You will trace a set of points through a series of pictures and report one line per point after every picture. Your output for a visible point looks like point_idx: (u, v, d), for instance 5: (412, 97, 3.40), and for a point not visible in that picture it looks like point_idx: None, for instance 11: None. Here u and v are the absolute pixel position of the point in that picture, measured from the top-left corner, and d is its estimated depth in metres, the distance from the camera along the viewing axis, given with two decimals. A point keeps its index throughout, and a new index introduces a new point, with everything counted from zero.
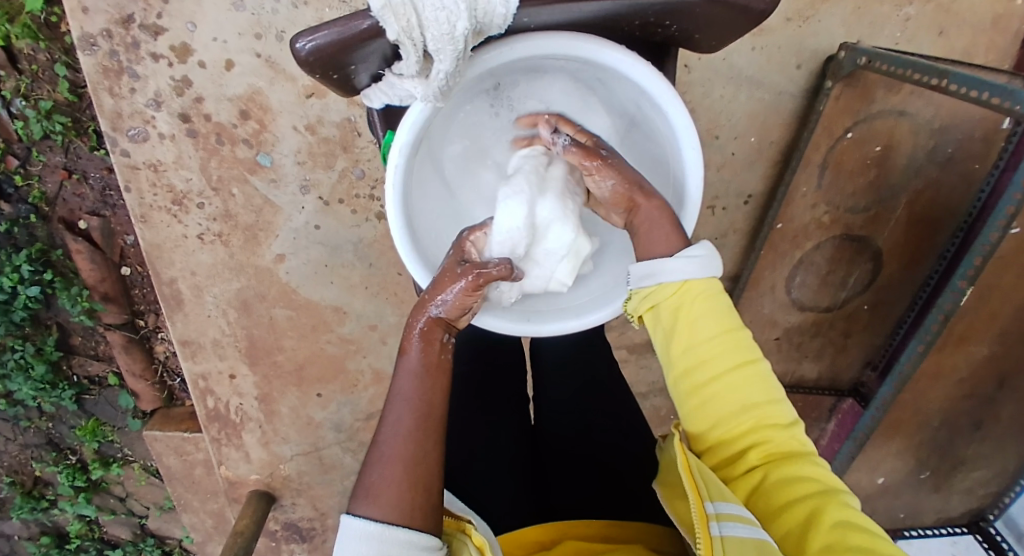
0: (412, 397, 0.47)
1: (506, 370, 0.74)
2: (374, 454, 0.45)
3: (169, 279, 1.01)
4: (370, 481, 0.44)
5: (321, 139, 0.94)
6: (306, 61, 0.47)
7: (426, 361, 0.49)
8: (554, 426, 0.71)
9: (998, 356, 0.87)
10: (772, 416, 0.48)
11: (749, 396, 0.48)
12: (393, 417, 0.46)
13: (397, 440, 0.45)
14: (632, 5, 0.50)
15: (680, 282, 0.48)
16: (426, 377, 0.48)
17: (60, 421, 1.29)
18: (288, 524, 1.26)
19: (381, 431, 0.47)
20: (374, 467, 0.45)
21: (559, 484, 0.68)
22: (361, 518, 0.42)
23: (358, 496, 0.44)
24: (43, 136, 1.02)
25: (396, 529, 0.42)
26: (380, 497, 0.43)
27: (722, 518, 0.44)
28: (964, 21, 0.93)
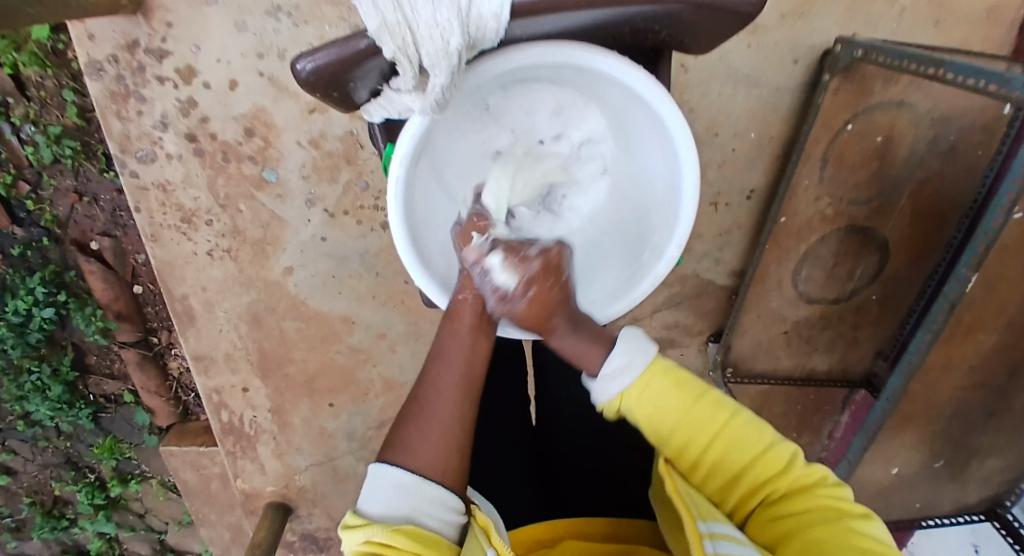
0: (459, 360, 0.50)
1: (516, 384, 0.77)
2: (414, 409, 0.47)
3: (181, 296, 1.03)
4: (405, 437, 0.46)
5: (325, 153, 0.96)
6: (307, 80, 0.49)
7: (472, 327, 0.51)
8: (562, 431, 0.72)
9: (1008, 345, 0.87)
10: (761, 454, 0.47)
11: (733, 443, 0.48)
12: (433, 377, 0.49)
13: (440, 399, 0.47)
14: (622, 14, 0.50)
15: (620, 390, 0.48)
16: (469, 337, 0.51)
17: (78, 441, 1.31)
18: (305, 534, 1.27)
19: (421, 388, 0.49)
20: (416, 420, 0.46)
21: (571, 491, 0.68)
22: (397, 466, 0.44)
23: (393, 447, 0.46)
24: (53, 160, 1.05)
25: (429, 484, 0.43)
26: (419, 451, 0.45)
27: (715, 537, 0.43)
28: (959, 12, 0.93)
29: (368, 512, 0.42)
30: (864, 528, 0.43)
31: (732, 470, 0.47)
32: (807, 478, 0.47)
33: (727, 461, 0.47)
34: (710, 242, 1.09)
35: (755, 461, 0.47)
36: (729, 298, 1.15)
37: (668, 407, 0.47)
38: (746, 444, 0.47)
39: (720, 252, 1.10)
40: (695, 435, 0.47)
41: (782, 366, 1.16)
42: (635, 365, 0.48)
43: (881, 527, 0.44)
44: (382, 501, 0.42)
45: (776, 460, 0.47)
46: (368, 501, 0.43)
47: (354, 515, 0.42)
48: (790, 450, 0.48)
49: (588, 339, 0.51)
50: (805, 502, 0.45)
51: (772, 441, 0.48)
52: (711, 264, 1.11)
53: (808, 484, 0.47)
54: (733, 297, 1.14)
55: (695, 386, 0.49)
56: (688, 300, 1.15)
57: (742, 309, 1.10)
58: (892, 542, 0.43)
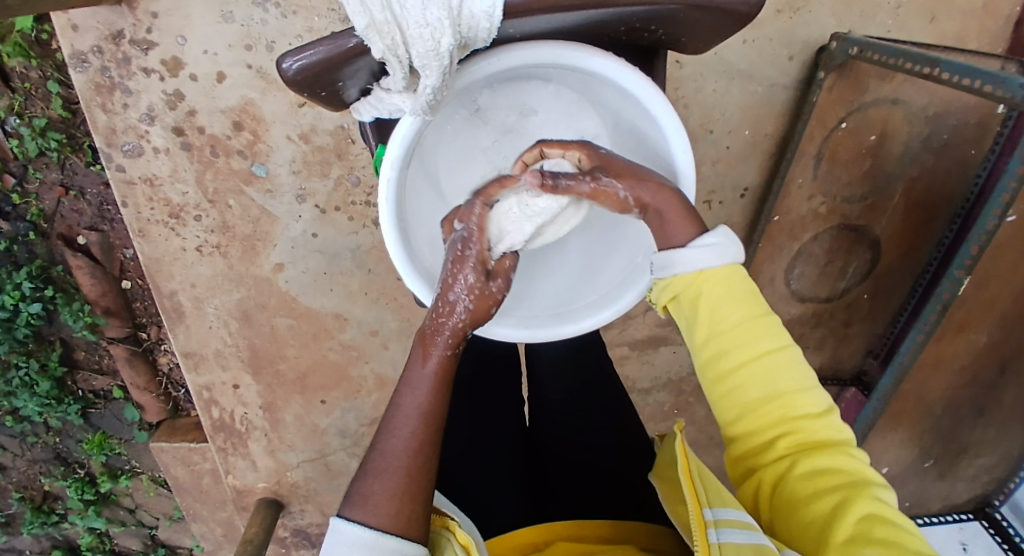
0: (416, 410, 0.47)
1: (504, 375, 0.75)
2: (372, 463, 0.45)
3: (169, 292, 1.02)
4: (363, 494, 0.44)
5: (315, 148, 0.95)
6: (293, 80, 0.48)
7: (436, 367, 0.49)
8: (552, 426, 0.71)
9: (998, 343, 0.88)
10: (801, 398, 0.47)
11: (775, 382, 0.46)
12: (391, 428, 0.46)
13: (400, 450, 0.45)
14: (617, 14, 0.50)
15: (700, 268, 0.47)
16: (430, 384, 0.48)
17: (67, 436, 1.30)
18: (298, 530, 1.27)
19: (380, 440, 0.47)
20: (376, 477, 0.44)
21: (562, 488, 0.68)
22: (354, 523, 0.42)
23: (353, 502, 0.44)
24: (39, 153, 1.03)
25: (389, 538, 0.41)
26: (380, 507, 0.43)
27: (720, 524, 0.44)
28: (954, 8, 0.93)
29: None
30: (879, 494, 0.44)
31: (761, 395, 0.47)
32: (835, 432, 0.47)
33: (760, 387, 0.47)
34: None
35: (792, 401, 0.47)
36: None
37: (734, 309, 0.47)
38: (789, 380, 0.47)
39: None
40: (742, 348, 0.47)
41: None
42: (726, 252, 0.47)
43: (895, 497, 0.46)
44: None
45: (810, 398, 0.47)
46: None
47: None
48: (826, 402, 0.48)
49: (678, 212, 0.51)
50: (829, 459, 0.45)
51: (812, 386, 0.47)
52: None
53: (834, 439, 0.47)
54: None
55: (760, 305, 0.47)
56: None
57: None
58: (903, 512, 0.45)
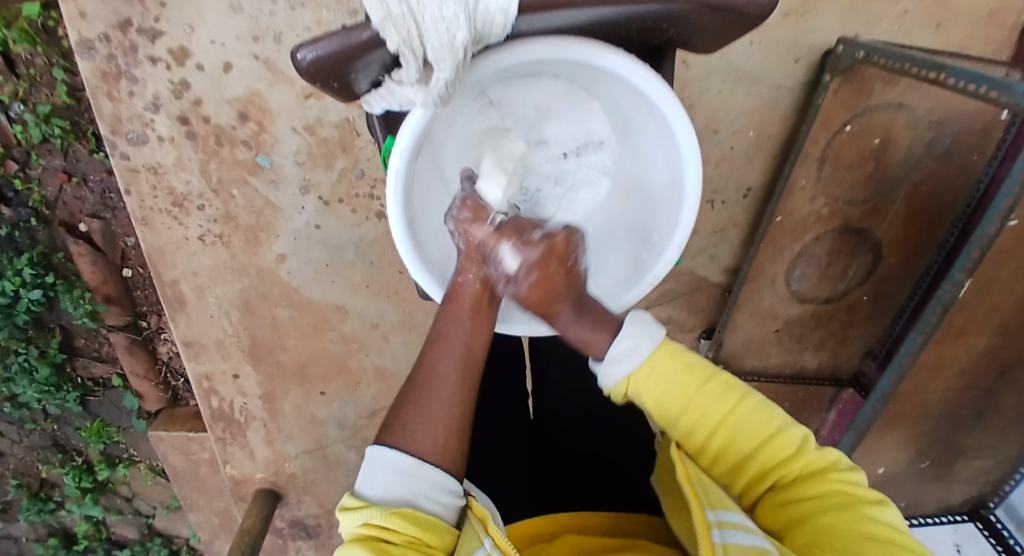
0: (459, 340, 0.49)
1: (510, 369, 0.76)
2: (413, 390, 0.47)
3: (171, 281, 1.02)
4: (405, 421, 0.45)
5: (320, 140, 0.95)
6: (308, 71, 0.48)
7: (474, 304, 0.50)
8: (556, 417, 0.73)
9: (998, 348, 0.88)
10: (772, 440, 0.48)
11: (747, 432, 0.47)
12: (433, 360, 0.48)
13: (438, 379, 0.47)
14: (631, 12, 0.50)
15: (626, 375, 0.47)
16: (469, 319, 0.50)
17: (66, 423, 1.30)
18: (295, 521, 1.27)
19: (420, 367, 0.48)
20: (412, 404, 0.46)
21: (564, 475, 0.69)
22: (393, 448, 0.44)
23: (391, 427, 0.46)
24: (42, 139, 1.03)
25: (428, 466, 0.43)
26: (418, 430, 0.45)
27: (723, 526, 0.44)
28: (961, 14, 0.93)
29: (370, 494, 0.43)
30: (873, 513, 0.44)
31: (738, 449, 0.48)
32: (816, 462, 0.47)
33: (735, 439, 0.48)
34: (705, 239, 1.09)
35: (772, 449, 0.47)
36: (722, 295, 1.15)
37: (676, 389, 0.47)
38: (764, 426, 0.48)
39: (715, 249, 1.10)
40: (706, 414, 0.47)
41: (773, 363, 1.16)
42: (643, 347, 0.47)
43: (894, 511, 0.45)
44: (380, 484, 0.43)
45: (786, 443, 0.48)
46: (367, 483, 0.43)
47: (353, 497, 0.43)
48: (802, 434, 0.48)
49: (592, 324, 0.48)
50: (819, 486, 0.46)
51: (784, 423, 0.48)
52: (706, 261, 1.11)
53: (819, 469, 0.47)
54: (727, 294, 1.15)
55: (704, 368, 0.48)
56: (681, 296, 1.15)
57: (735, 307, 1.11)
58: (905, 528, 0.44)
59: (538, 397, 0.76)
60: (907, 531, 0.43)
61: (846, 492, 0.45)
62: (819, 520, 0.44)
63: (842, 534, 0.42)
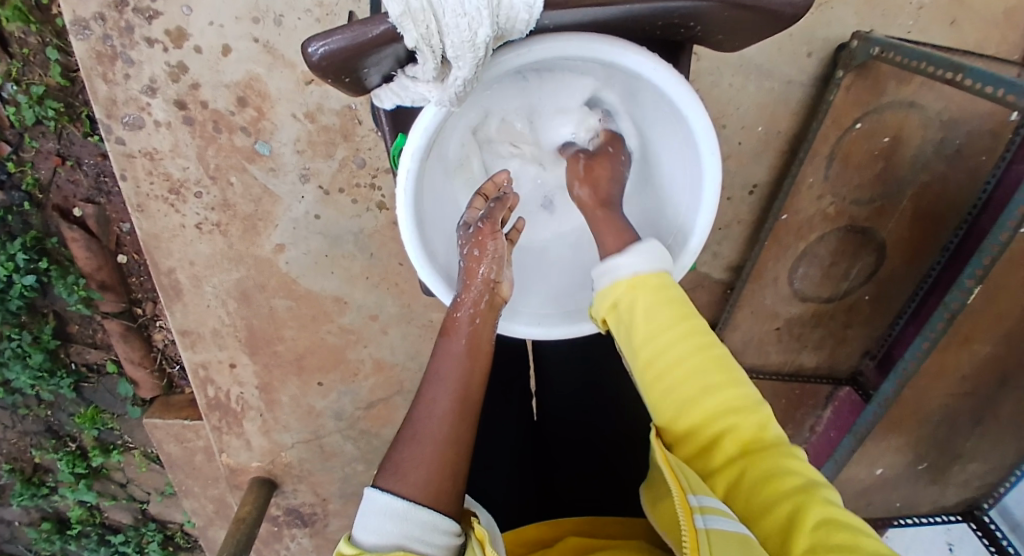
0: (453, 376, 0.46)
1: (514, 367, 0.76)
2: (406, 433, 0.43)
3: (167, 269, 1.00)
4: (397, 461, 0.42)
5: (321, 128, 0.92)
6: (317, 65, 0.45)
7: (469, 343, 0.48)
8: (559, 414, 0.72)
9: (1003, 354, 0.88)
10: (731, 391, 0.44)
11: (710, 371, 0.44)
12: (427, 397, 0.45)
13: (433, 419, 0.44)
14: (658, 8, 0.48)
15: (636, 279, 0.47)
16: (465, 355, 0.47)
17: (59, 409, 1.29)
18: (290, 509, 1.27)
19: (415, 409, 0.45)
20: (406, 444, 0.42)
21: (565, 471, 0.69)
22: (387, 493, 0.39)
23: (384, 471, 0.41)
24: (35, 122, 1.00)
25: (422, 510, 0.39)
26: (412, 476, 0.41)
27: (706, 511, 0.39)
28: (979, 10, 0.91)
29: (363, 540, 0.38)
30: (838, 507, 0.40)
31: (695, 385, 0.44)
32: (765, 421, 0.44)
33: (693, 379, 0.44)
34: (709, 236, 1.08)
35: (746, 432, 0.43)
36: (724, 293, 1.14)
37: (665, 310, 0.45)
38: (724, 374, 0.44)
39: (719, 246, 1.09)
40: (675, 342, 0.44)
41: (772, 361, 1.16)
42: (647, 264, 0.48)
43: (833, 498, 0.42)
44: (373, 530, 0.38)
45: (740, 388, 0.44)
46: (361, 529, 0.39)
47: (348, 544, 0.38)
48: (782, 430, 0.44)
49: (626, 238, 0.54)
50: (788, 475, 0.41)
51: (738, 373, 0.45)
52: (709, 257, 1.10)
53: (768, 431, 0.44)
54: (728, 291, 1.14)
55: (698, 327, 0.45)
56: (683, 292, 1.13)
57: (736, 304, 1.10)
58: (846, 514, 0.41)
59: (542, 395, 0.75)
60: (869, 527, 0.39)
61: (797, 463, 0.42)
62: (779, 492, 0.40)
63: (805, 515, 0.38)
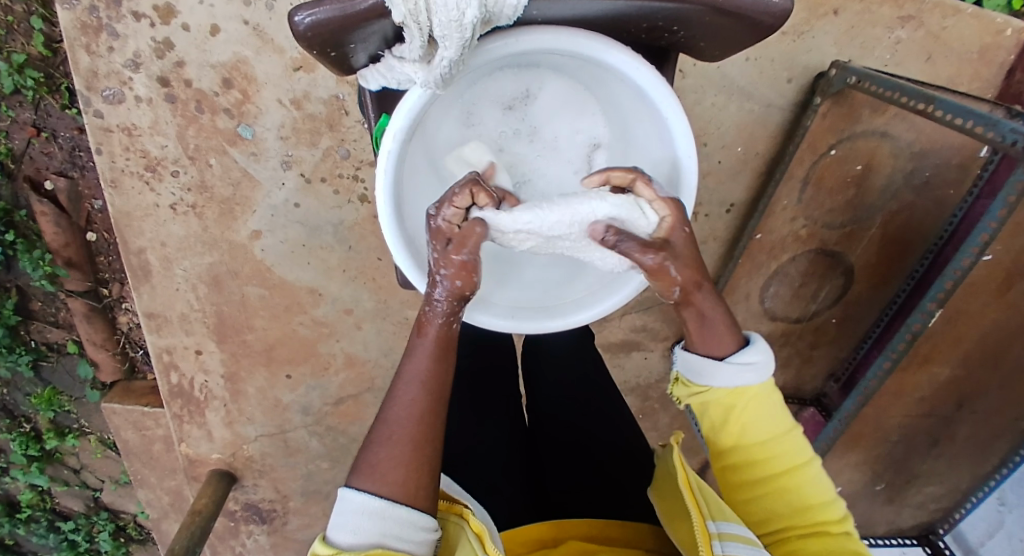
0: (423, 377, 0.46)
1: (506, 368, 0.77)
2: (380, 433, 0.44)
3: (137, 249, 0.98)
4: (372, 461, 0.43)
5: (306, 116, 0.92)
6: (303, 36, 0.46)
7: (440, 342, 0.48)
8: (551, 422, 0.72)
9: (959, 378, 0.91)
10: (798, 464, 0.52)
11: (785, 451, 0.52)
12: (400, 397, 0.45)
13: (406, 419, 0.45)
14: (642, 9, 0.49)
15: (735, 384, 0.50)
16: (435, 353, 0.47)
17: (15, 388, 1.24)
18: (249, 504, 1.23)
19: (386, 408, 0.46)
20: (381, 445, 0.43)
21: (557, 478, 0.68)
22: (363, 492, 0.41)
23: (360, 469, 0.43)
24: (13, 90, 0.98)
25: (399, 507, 0.41)
26: (387, 472, 0.42)
27: (725, 538, 0.45)
28: (951, 49, 0.95)
29: (339, 540, 0.40)
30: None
31: (771, 454, 0.52)
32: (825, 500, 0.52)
33: (768, 448, 0.52)
34: None
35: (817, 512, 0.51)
36: None
37: (767, 410, 0.51)
38: (797, 451, 0.52)
39: None
40: (764, 424, 0.51)
41: None
42: (751, 373, 0.50)
43: None
44: (350, 528, 0.40)
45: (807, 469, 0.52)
46: (337, 528, 0.40)
47: (324, 544, 0.39)
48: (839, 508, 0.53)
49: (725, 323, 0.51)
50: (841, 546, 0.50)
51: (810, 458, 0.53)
52: None
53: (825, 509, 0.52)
54: None
55: (783, 420, 0.52)
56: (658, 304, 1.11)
57: None
58: None
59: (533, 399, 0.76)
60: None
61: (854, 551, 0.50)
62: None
63: None
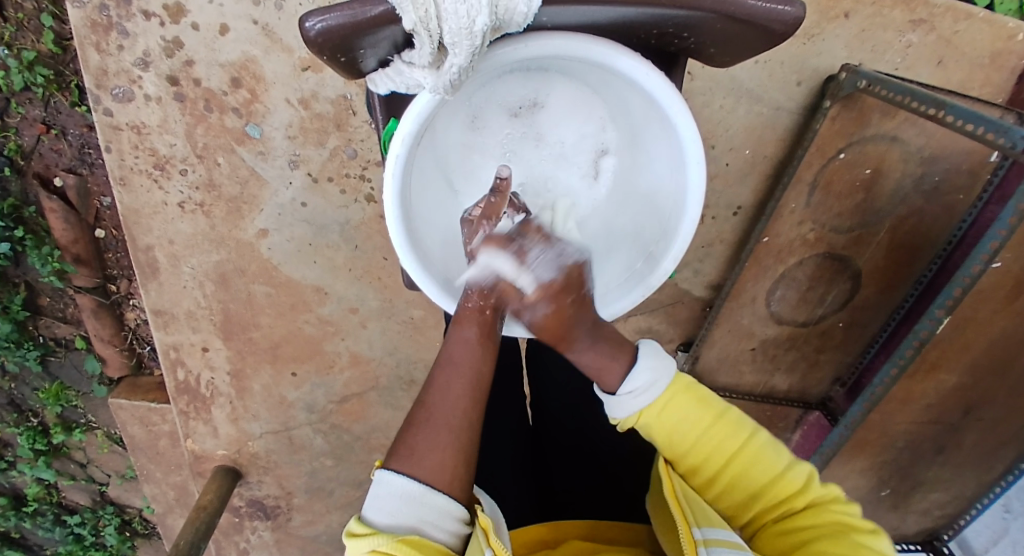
0: (468, 365, 0.46)
1: (512, 366, 0.76)
2: (422, 416, 0.44)
3: (145, 246, 0.99)
4: (411, 444, 0.42)
5: (314, 115, 0.92)
6: (314, 41, 0.46)
7: (481, 331, 0.47)
8: (557, 420, 0.72)
9: (967, 386, 0.90)
10: (745, 451, 0.47)
11: (724, 443, 0.47)
12: (442, 383, 0.45)
13: (447, 405, 0.44)
14: (652, 15, 0.49)
15: (640, 408, 0.46)
16: (476, 343, 0.47)
17: (23, 383, 1.25)
18: (253, 501, 1.24)
19: (427, 392, 0.45)
20: (420, 428, 0.43)
21: (562, 476, 0.68)
22: (404, 476, 0.41)
23: (398, 453, 0.42)
24: (23, 87, 0.99)
25: (438, 494, 0.41)
26: (429, 458, 0.42)
27: (710, 543, 0.43)
28: (963, 53, 0.94)
29: (376, 520, 0.40)
30: (870, 543, 0.43)
31: (715, 454, 0.47)
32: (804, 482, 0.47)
33: (711, 447, 0.47)
34: (691, 253, 1.09)
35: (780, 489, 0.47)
36: (703, 310, 1.15)
37: (685, 420, 0.46)
38: (738, 435, 0.47)
39: (701, 264, 1.10)
40: (697, 429, 0.47)
41: (745, 381, 1.17)
42: (643, 394, 0.46)
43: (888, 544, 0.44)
44: (387, 510, 0.40)
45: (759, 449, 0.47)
46: (374, 509, 0.40)
47: (360, 524, 0.40)
48: (803, 468, 0.48)
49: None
50: (815, 518, 0.45)
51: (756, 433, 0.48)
52: (691, 274, 1.11)
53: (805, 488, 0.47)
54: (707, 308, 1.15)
55: (714, 403, 0.47)
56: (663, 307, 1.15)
57: (714, 322, 1.11)
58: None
59: (538, 397, 0.75)
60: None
61: (845, 523, 0.45)
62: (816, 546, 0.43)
63: None
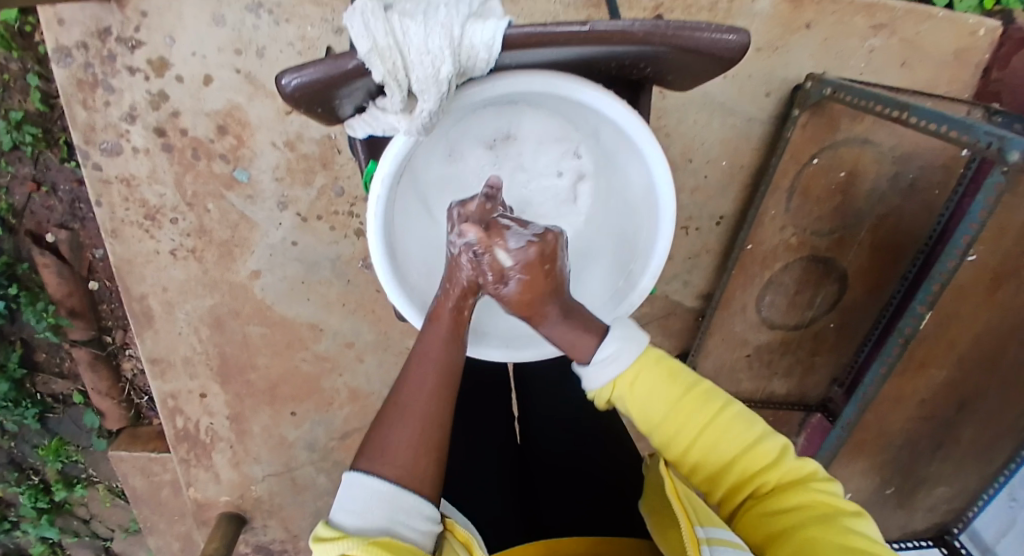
0: (436, 358, 0.48)
1: (497, 391, 0.78)
2: (390, 413, 0.45)
3: (140, 295, 0.99)
4: (380, 444, 0.43)
5: (301, 156, 0.95)
6: (291, 96, 0.47)
7: (452, 326, 0.51)
8: (543, 439, 0.73)
9: (958, 380, 0.91)
10: (719, 422, 0.47)
11: (694, 416, 0.47)
12: (414, 381, 0.46)
13: (417, 400, 0.45)
14: (610, 51, 0.51)
15: (612, 378, 0.48)
16: (446, 333, 0.50)
17: (22, 440, 1.24)
18: (259, 546, 1.22)
19: (397, 392, 0.46)
20: (392, 426, 0.44)
21: (548, 497, 0.68)
22: (373, 476, 0.41)
23: (367, 454, 0.43)
24: (12, 146, 1.01)
25: (409, 495, 0.41)
26: (396, 456, 0.42)
27: (713, 542, 0.43)
28: (924, 54, 0.98)
29: (344, 524, 0.40)
30: (856, 527, 0.42)
31: (690, 429, 0.47)
32: (791, 470, 0.47)
33: (686, 424, 0.47)
34: (679, 265, 1.11)
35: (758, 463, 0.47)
36: (696, 320, 1.17)
37: (659, 397, 0.47)
38: (708, 408, 0.47)
39: (689, 275, 1.12)
40: (672, 414, 0.47)
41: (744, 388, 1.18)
42: (625, 354, 0.48)
43: (873, 525, 0.44)
44: (357, 512, 0.40)
45: (736, 423, 0.48)
46: (343, 513, 0.41)
47: (328, 527, 0.40)
48: (779, 442, 0.48)
49: None
50: (800, 496, 0.45)
51: (727, 403, 0.48)
52: (680, 286, 1.13)
53: (791, 472, 0.47)
54: (700, 318, 1.16)
55: (684, 378, 0.48)
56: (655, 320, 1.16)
57: (707, 332, 1.13)
58: (883, 540, 0.42)
59: (525, 419, 0.76)
60: (888, 544, 0.42)
61: (825, 501, 0.45)
62: (803, 533, 0.42)
63: (824, 551, 0.40)
